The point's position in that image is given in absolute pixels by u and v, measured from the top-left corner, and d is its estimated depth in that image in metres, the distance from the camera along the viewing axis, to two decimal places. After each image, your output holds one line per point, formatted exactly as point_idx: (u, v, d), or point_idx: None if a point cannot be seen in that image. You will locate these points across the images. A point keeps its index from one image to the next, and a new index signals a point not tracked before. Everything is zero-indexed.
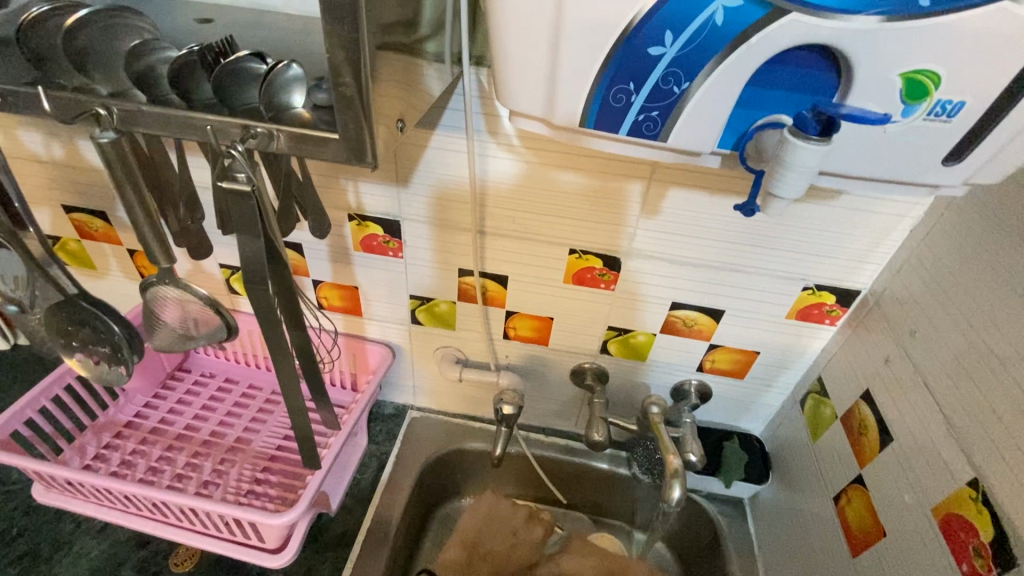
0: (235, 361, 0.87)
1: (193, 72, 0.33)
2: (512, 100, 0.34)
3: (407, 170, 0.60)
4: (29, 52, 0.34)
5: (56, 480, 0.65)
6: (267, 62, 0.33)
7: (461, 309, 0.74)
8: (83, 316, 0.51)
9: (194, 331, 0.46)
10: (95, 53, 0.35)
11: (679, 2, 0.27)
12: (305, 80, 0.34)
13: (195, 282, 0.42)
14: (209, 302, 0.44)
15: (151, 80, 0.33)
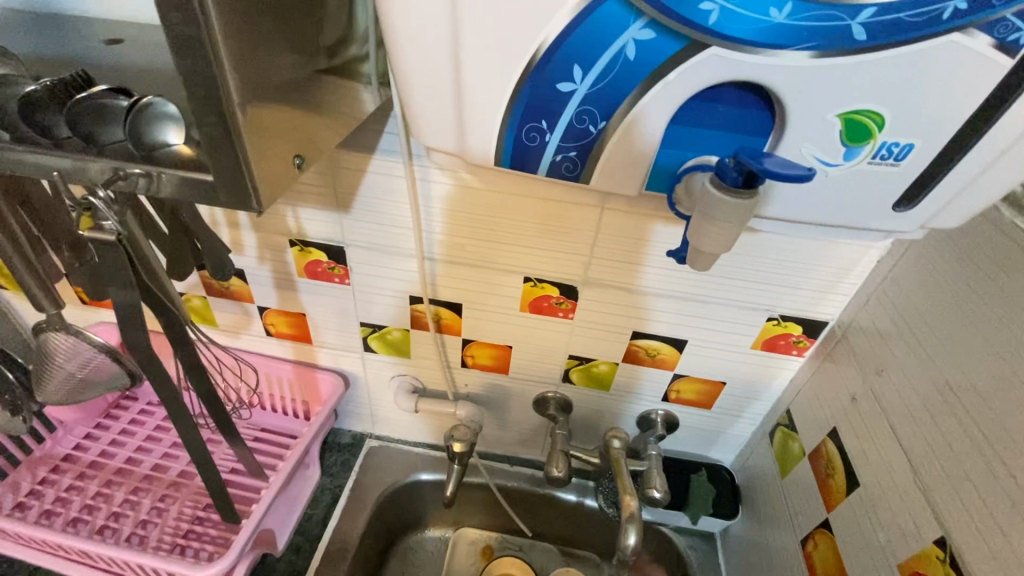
0: None
1: (44, 108, 0.28)
2: (421, 136, 0.31)
3: (348, 195, 0.57)
4: None
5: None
6: (128, 96, 0.28)
7: (415, 337, 0.70)
8: None
9: (94, 382, 0.42)
10: None
11: (585, 33, 0.24)
12: (181, 117, 0.29)
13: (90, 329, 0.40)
14: (105, 351, 0.40)
15: (3, 115, 0.29)
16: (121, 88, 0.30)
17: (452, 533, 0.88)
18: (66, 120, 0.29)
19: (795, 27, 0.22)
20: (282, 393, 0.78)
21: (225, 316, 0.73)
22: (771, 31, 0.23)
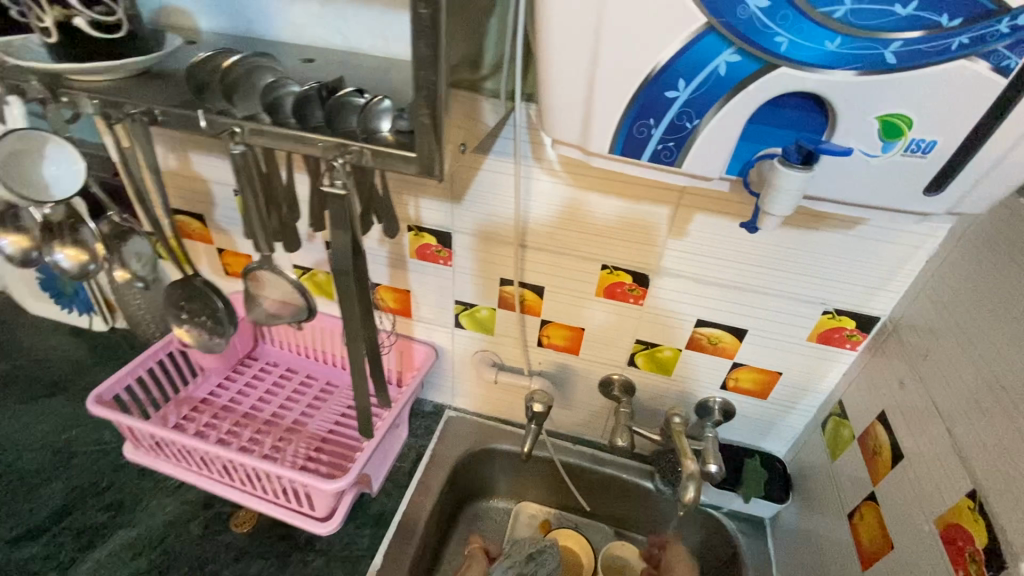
0: (297, 353, 0.97)
1: (310, 103, 0.42)
2: (554, 130, 0.42)
3: (462, 188, 0.69)
4: (194, 82, 0.45)
5: (148, 439, 0.76)
6: (365, 97, 0.42)
7: (501, 316, 0.81)
8: (198, 293, 0.61)
9: (283, 311, 0.55)
10: (240, 82, 0.45)
11: (689, 58, 0.34)
12: (391, 111, 0.43)
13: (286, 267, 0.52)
14: (296, 285, 0.52)
15: (277, 108, 0.43)
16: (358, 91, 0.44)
17: (515, 505, 0.97)
18: (321, 110, 0.42)
19: (843, 54, 0.32)
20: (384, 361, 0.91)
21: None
22: (825, 56, 0.32)
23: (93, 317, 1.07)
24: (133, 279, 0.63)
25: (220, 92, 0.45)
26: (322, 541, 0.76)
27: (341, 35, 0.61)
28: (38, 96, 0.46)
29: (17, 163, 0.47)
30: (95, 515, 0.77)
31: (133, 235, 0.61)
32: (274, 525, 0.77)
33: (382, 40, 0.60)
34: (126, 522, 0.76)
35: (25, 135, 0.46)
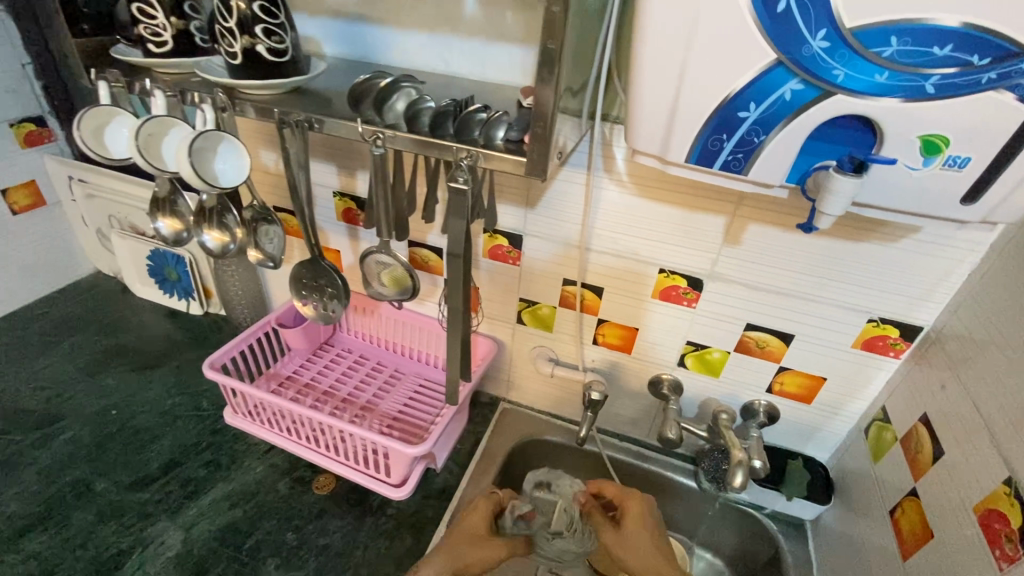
0: (371, 342, 1.08)
1: (445, 118, 0.52)
2: (638, 143, 0.50)
3: (536, 195, 0.78)
4: (352, 96, 0.55)
5: (251, 404, 0.86)
6: (487, 113, 0.52)
7: (560, 313, 0.89)
8: (320, 272, 0.65)
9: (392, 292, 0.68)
10: (387, 97, 0.55)
11: (760, 86, 0.42)
12: (508, 123, 0.52)
13: (401, 252, 0.63)
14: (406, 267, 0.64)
15: (416, 121, 0.53)
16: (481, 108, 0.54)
17: None
18: (452, 123, 0.52)
19: (890, 84, 0.39)
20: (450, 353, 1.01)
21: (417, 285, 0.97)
22: (875, 86, 0.39)
23: (191, 302, 1.21)
24: (263, 258, 0.72)
25: (372, 106, 0.55)
26: (392, 508, 0.84)
27: (443, 60, 0.72)
28: (219, 105, 0.58)
29: (202, 159, 0.58)
30: (197, 470, 0.87)
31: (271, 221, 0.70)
32: (351, 490, 0.86)
33: (478, 66, 0.71)
34: (223, 477, 0.87)
35: (211, 136, 0.57)
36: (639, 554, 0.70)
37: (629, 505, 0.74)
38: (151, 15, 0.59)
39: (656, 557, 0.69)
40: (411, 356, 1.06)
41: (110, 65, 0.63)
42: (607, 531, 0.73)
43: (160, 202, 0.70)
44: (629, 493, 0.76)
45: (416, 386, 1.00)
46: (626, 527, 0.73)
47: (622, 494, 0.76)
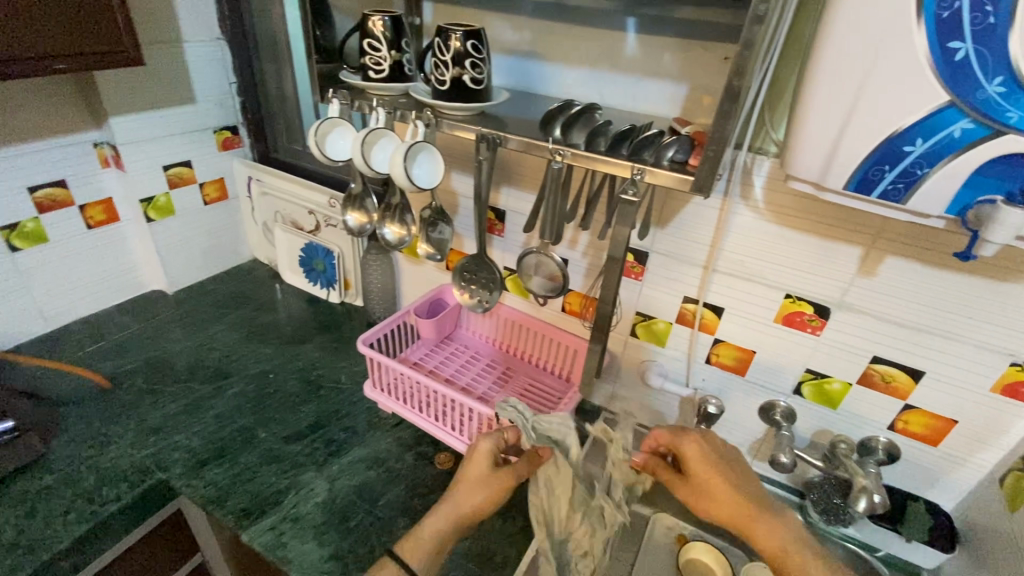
0: (486, 341, 1.19)
1: (621, 143, 0.62)
2: (796, 171, 0.56)
3: (668, 216, 0.84)
4: (544, 120, 0.66)
5: (390, 379, 1.00)
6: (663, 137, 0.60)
7: (676, 330, 0.93)
8: (480, 267, 0.79)
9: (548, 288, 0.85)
10: (571, 123, 0.65)
11: (930, 124, 0.47)
12: (682, 143, 0.60)
13: (553, 253, 0.80)
14: (559, 267, 0.80)
15: (593, 143, 0.63)
16: (656, 134, 0.62)
17: (652, 514, 1.04)
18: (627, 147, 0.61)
19: None
20: (562, 359, 1.09)
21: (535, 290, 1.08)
22: None
23: (332, 292, 1.40)
24: (430, 252, 0.87)
25: (558, 128, 0.65)
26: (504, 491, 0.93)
27: (596, 91, 0.82)
28: (426, 121, 0.72)
29: (410, 164, 0.72)
30: (337, 433, 1.00)
31: (442, 224, 0.85)
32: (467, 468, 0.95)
33: (628, 97, 0.80)
34: (358, 441, 0.99)
35: (421, 145, 0.72)
36: (710, 494, 0.76)
37: (684, 450, 0.79)
38: (377, 48, 0.73)
39: (735, 508, 0.74)
40: (521, 358, 1.15)
41: (335, 85, 0.79)
42: (676, 482, 0.79)
43: (354, 199, 0.88)
44: (682, 438, 0.79)
45: (527, 385, 1.10)
46: (690, 472, 0.78)
47: (674, 440, 0.80)
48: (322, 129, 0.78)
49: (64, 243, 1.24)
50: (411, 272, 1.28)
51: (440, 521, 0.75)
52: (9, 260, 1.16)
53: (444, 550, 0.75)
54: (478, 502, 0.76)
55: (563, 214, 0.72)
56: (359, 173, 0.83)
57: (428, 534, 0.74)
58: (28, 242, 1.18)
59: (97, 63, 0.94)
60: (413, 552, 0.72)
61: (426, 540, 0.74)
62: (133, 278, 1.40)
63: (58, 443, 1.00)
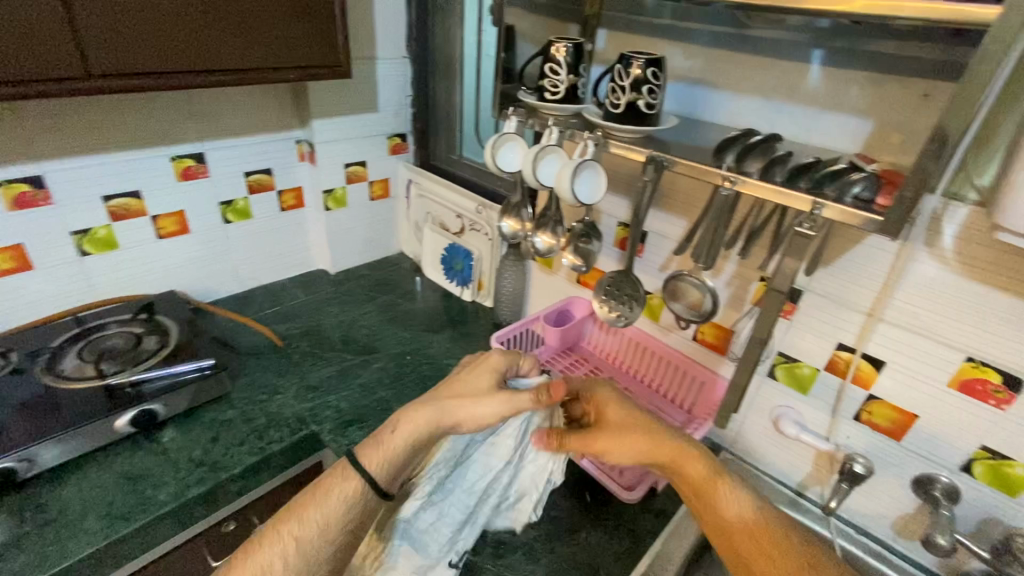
0: (607, 359, 1.28)
1: (798, 178, 0.63)
2: (1010, 222, 0.51)
3: (832, 256, 0.80)
4: (716, 150, 0.71)
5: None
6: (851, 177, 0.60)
7: (823, 377, 0.88)
8: (624, 283, 0.86)
9: (692, 312, 0.88)
10: (745, 154, 0.69)
11: None
12: (868, 184, 0.59)
13: (699, 277, 0.85)
14: (709, 291, 0.83)
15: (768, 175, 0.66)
16: (839, 172, 0.62)
17: None
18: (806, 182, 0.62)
19: None
20: (686, 393, 1.14)
21: (666, 315, 1.15)
22: None
23: (467, 290, 1.58)
24: (576, 263, 0.95)
25: (732, 157, 0.69)
26: (611, 508, 0.99)
27: (768, 122, 0.83)
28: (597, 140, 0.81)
29: (574, 180, 0.80)
30: None
31: (593, 239, 0.94)
32: (576, 481, 1.03)
33: (801, 129, 0.80)
34: None
35: (590, 163, 0.81)
36: (630, 435, 0.82)
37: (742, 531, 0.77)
38: (557, 73, 0.86)
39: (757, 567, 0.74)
40: (641, 382, 1.22)
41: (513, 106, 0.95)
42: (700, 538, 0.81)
43: (511, 208, 0.99)
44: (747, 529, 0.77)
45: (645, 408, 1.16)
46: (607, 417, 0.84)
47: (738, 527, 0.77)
48: (498, 142, 0.91)
49: (262, 221, 1.50)
50: (544, 281, 1.39)
51: (425, 422, 0.76)
52: (224, 230, 1.43)
53: (407, 460, 0.75)
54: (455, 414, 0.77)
55: (716, 237, 0.78)
56: (522, 182, 0.94)
57: (399, 440, 0.74)
58: (240, 217, 1.45)
59: (313, 72, 1.12)
60: (378, 457, 0.73)
61: (398, 446, 0.74)
62: (307, 257, 1.66)
63: (240, 384, 1.21)
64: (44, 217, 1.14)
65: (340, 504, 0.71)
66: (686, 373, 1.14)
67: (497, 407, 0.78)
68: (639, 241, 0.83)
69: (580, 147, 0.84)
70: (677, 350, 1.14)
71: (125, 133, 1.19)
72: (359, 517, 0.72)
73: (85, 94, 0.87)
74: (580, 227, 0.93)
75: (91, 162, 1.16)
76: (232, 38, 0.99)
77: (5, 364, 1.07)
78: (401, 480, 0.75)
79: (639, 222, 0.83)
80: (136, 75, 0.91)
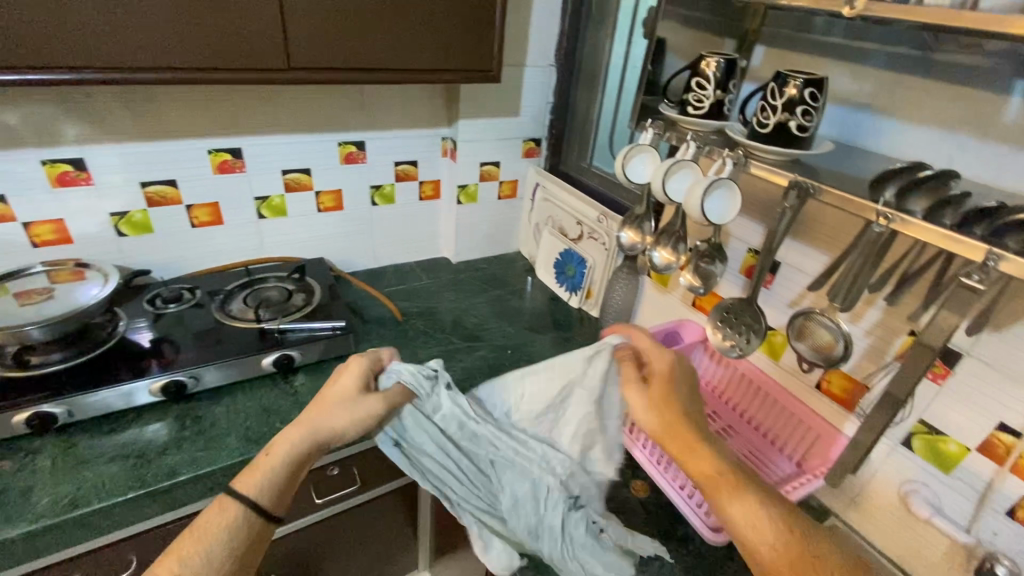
0: (709, 390, 1.23)
1: (974, 223, 0.56)
2: None
3: (1008, 319, 0.71)
4: (875, 182, 0.66)
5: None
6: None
7: (972, 457, 0.79)
8: (745, 312, 0.82)
9: (818, 356, 0.81)
10: (911, 189, 0.62)
11: None
12: None
13: (832, 318, 0.78)
14: (842, 335, 0.76)
15: (934, 215, 0.59)
16: None
17: None
18: (983, 228, 0.55)
19: None
20: (796, 443, 1.06)
21: (789, 355, 1.07)
22: None
23: (573, 296, 1.60)
24: (694, 285, 0.91)
25: (893, 191, 0.63)
26: (697, 544, 0.96)
27: (946, 155, 0.76)
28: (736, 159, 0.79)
29: (705, 198, 0.78)
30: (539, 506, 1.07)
31: (717, 263, 0.90)
32: (662, 507, 1.01)
33: (986, 168, 0.73)
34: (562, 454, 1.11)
35: (724, 182, 0.78)
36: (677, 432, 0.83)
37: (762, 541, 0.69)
38: (703, 87, 0.86)
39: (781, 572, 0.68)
40: (745, 421, 1.16)
41: (652, 117, 0.96)
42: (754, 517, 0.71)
43: (633, 219, 0.99)
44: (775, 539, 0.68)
45: (747, 451, 1.10)
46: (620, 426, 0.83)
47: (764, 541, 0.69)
48: (630, 153, 0.91)
49: (402, 207, 1.66)
50: (656, 298, 1.37)
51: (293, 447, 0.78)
52: (369, 211, 1.60)
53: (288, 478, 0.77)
54: (330, 427, 0.81)
55: (862, 278, 0.72)
56: (648, 195, 0.94)
57: (273, 462, 0.76)
58: (384, 202, 1.61)
59: (470, 76, 1.22)
60: (254, 478, 0.75)
61: (274, 469, 0.76)
62: (433, 245, 1.79)
63: (363, 347, 1.36)
64: (237, 183, 1.37)
65: (224, 533, 0.71)
66: (798, 421, 1.05)
67: (369, 408, 0.84)
68: (768, 271, 0.78)
69: (717, 164, 0.82)
70: (796, 395, 1.05)
71: (308, 118, 1.39)
72: (241, 542, 0.72)
73: (286, 82, 1.04)
74: (703, 246, 0.89)
75: (277, 141, 1.37)
76: (408, 41, 1.11)
77: (192, 298, 1.31)
78: (283, 504, 0.77)
79: (770, 253, 0.79)
80: (330, 69, 1.07)
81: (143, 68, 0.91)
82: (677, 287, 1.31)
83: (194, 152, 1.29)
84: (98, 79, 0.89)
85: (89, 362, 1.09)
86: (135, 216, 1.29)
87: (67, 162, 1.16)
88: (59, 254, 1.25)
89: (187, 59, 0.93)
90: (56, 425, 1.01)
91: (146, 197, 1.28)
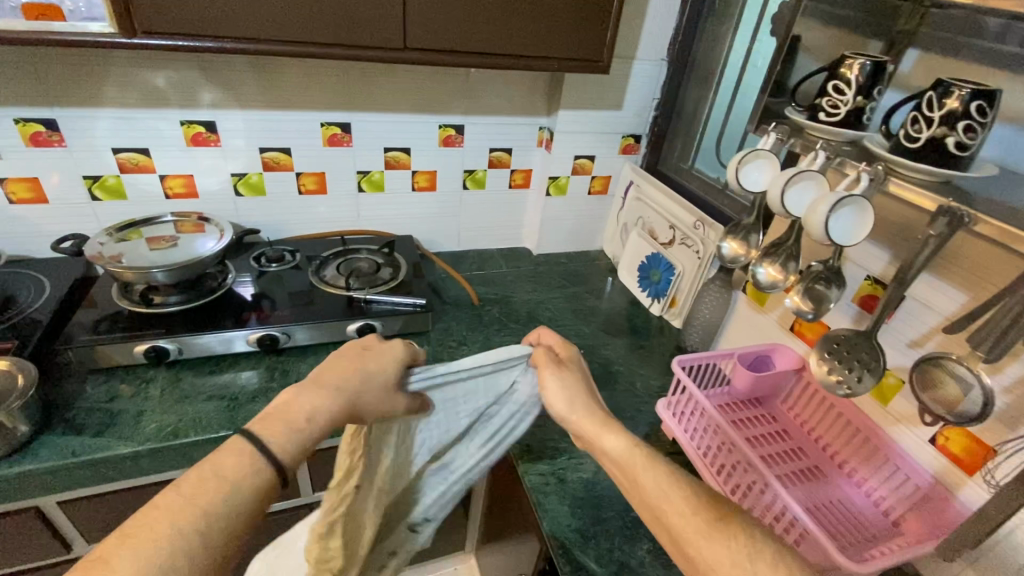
0: (798, 424, 1.13)
1: None
2: None
3: None
4: None
5: (700, 424, 1.06)
6: None
7: None
8: (858, 348, 0.73)
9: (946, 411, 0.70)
10: None
11: None
12: None
13: (969, 365, 0.67)
14: (983, 391, 0.66)
15: None
16: None
17: None
18: None
19: None
20: (894, 497, 0.95)
21: (901, 402, 0.95)
22: None
23: (656, 303, 1.55)
24: (800, 309, 0.82)
25: None
26: None
27: None
28: (873, 176, 0.71)
29: (832, 216, 0.70)
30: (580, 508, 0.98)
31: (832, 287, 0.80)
32: None
33: None
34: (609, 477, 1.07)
35: (856, 200, 0.69)
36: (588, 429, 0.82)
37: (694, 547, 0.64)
38: (841, 92, 0.77)
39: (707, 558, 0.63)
40: (837, 464, 1.05)
41: (776, 120, 0.88)
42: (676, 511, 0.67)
43: (738, 229, 0.92)
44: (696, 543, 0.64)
45: (835, 498, 1.00)
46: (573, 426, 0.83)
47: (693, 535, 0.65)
48: (746, 158, 0.84)
49: (493, 193, 1.67)
50: (747, 315, 1.28)
51: (323, 416, 0.72)
52: (460, 194, 1.63)
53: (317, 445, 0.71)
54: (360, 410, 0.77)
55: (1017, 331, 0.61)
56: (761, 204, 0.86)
57: (307, 422, 0.71)
58: (476, 186, 1.63)
59: (581, 65, 1.19)
60: (287, 439, 0.68)
61: (304, 437, 0.70)
62: (517, 234, 1.79)
63: (440, 326, 1.39)
64: (343, 155, 1.44)
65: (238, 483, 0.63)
66: (900, 475, 0.95)
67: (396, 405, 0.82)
68: (895, 305, 0.70)
69: (848, 179, 0.73)
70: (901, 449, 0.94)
71: (415, 98, 1.42)
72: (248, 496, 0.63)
73: (407, 62, 1.07)
74: (818, 268, 0.80)
75: (383, 117, 1.42)
76: (527, 28, 1.10)
77: (292, 260, 1.40)
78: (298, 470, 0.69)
79: (902, 287, 0.69)
80: (450, 52, 1.09)
81: (282, 42, 0.98)
82: (774, 307, 1.21)
83: (310, 123, 1.36)
84: (237, 48, 0.96)
85: (200, 307, 1.20)
86: (252, 178, 1.39)
87: (201, 123, 1.27)
88: (185, 206, 1.38)
89: (321, 34, 0.98)
90: (167, 359, 1.12)
91: (263, 161, 1.38)
